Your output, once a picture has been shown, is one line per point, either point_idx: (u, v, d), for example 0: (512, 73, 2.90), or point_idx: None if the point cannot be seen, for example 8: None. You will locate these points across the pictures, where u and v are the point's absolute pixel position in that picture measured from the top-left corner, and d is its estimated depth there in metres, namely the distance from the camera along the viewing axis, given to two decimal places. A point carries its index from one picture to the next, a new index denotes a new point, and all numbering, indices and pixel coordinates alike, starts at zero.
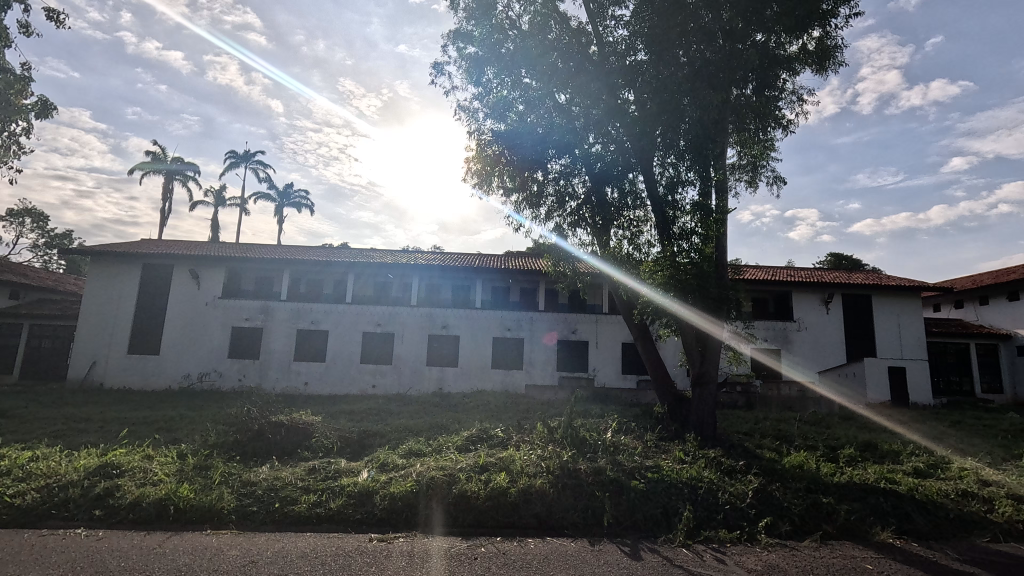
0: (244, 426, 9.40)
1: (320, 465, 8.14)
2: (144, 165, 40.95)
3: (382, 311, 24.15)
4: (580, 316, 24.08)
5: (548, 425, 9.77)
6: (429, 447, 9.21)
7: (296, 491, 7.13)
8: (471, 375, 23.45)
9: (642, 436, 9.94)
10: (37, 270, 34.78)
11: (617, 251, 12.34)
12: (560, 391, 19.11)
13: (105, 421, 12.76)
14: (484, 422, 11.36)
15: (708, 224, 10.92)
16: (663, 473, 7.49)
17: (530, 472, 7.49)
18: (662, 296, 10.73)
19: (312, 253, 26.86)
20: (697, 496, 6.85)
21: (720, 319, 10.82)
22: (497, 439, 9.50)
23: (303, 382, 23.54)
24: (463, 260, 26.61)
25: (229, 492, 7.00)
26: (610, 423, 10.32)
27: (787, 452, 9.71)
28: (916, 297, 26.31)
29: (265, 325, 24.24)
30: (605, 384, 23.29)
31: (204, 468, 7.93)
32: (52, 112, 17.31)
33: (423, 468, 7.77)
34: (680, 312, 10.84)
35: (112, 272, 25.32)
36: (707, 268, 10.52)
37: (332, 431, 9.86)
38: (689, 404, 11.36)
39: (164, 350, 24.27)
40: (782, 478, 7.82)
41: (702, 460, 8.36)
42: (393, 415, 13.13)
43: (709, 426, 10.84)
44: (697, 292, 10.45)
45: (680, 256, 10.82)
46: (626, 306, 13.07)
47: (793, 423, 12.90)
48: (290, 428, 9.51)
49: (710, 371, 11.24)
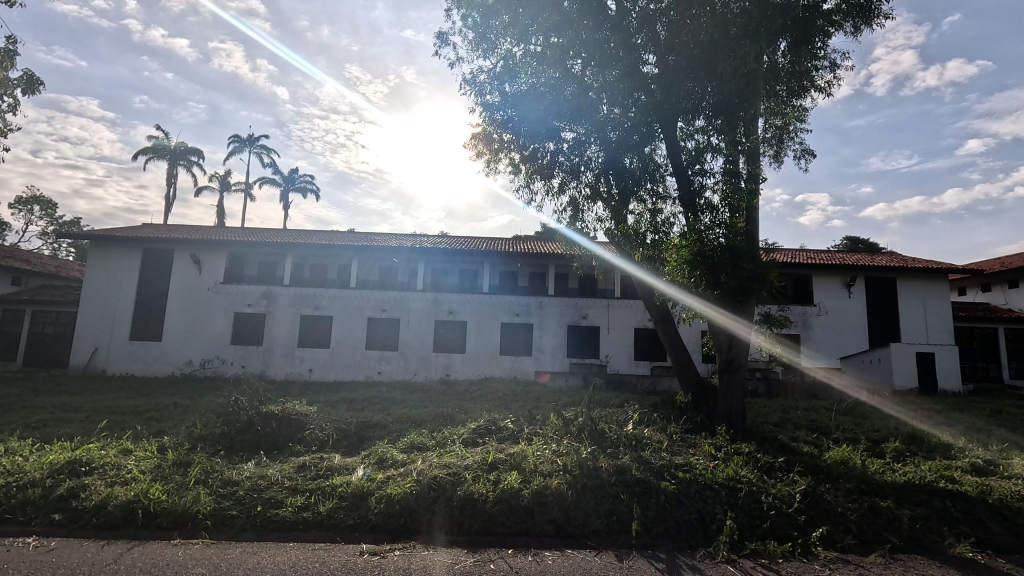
0: (232, 417, 8.65)
1: (311, 461, 7.35)
2: (148, 149, 40.33)
3: (387, 297, 23.36)
4: (591, 301, 23.13)
5: (562, 416, 8.90)
6: (433, 440, 8.39)
7: (282, 491, 6.35)
8: (478, 361, 22.65)
9: (666, 428, 9.08)
10: (41, 256, 34.46)
11: (638, 229, 11.40)
12: (571, 377, 18.28)
13: (97, 409, 12.17)
14: (493, 412, 10.53)
15: (742, 196, 10.00)
16: (696, 472, 6.61)
17: (545, 470, 6.64)
18: (690, 276, 9.89)
19: (315, 237, 26.07)
20: (739, 500, 5.98)
21: (752, 301, 9.95)
22: (508, 432, 8.67)
23: (307, 369, 22.90)
24: (470, 244, 25.71)
25: (207, 494, 6.24)
26: (629, 415, 9.41)
27: (827, 446, 8.76)
28: (944, 280, 25.07)
29: (269, 310, 23.57)
30: (618, 371, 22.41)
31: (183, 464, 7.19)
32: (38, 87, 16.46)
33: (427, 464, 6.99)
34: (707, 294, 9.94)
35: (112, 257, 24.74)
36: (740, 246, 9.64)
37: (329, 423, 9.10)
38: (715, 393, 10.42)
39: (166, 336, 23.72)
40: (829, 478, 6.92)
41: (736, 456, 7.46)
42: (397, 405, 12.39)
43: (739, 416, 9.87)
44: (729, 270, 9.65)
45: (709, 232, 9.93)
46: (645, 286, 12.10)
47: (825, 413, 11.93)
48: (283, 420, 8.75)
49: (740, 356, 10.27)
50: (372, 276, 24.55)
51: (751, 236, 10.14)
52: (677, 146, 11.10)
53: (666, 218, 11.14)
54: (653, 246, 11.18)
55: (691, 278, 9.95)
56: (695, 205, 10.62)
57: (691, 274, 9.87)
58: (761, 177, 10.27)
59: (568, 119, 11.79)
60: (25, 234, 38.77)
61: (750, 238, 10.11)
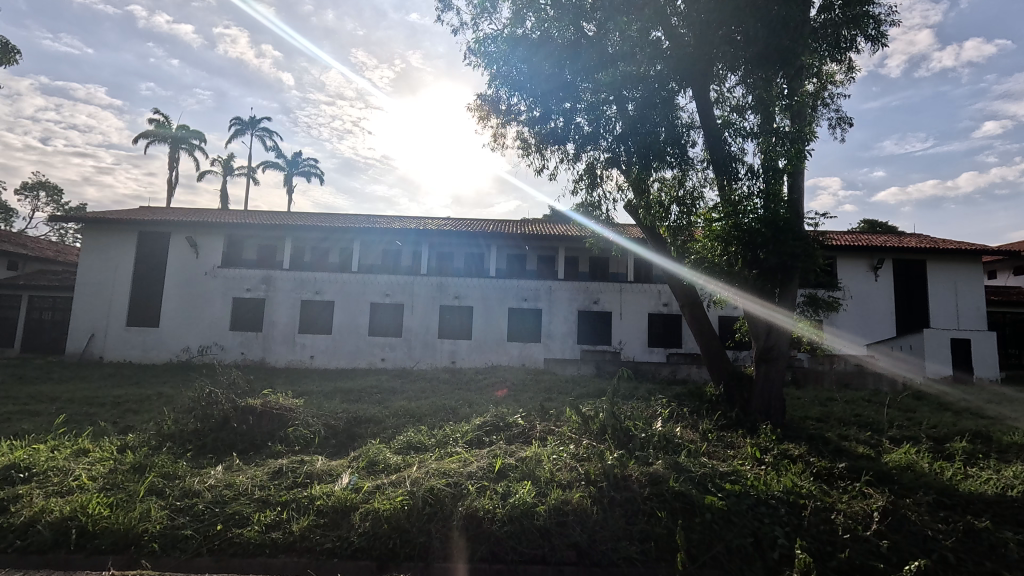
0: (206, 412, 7.68)
1: (290, 465, 6.31)
2: (148, 132, 39.29)
3: (389, 281, 22.28)
4: (602, 285, 21.90)
5: (580, 411, 7.78)
6: (435, 440, 7.33)
7: (250, 504, 5.33)
8: (486, 347, 21.63)
9: (699, 426, 7.95)
10: (39, 241, 33.77)
11: (663, 199, 10.01)
12: (583, 365, 17.17)
13: (75, 401, 11.30)
14: (501, 406, 9.45)
15: (786, 158, 8.70)
16: (746, 480, 5.53)
17: (564, 480, 5.54)
18: (722, 253, 8.77)
19: (315, 219, 25.04)
20: (803, 521, 4.88)
21: (794, 280, 8.73)
22: (518, 430, 7.59)
23: (308, 356, 22.01)
24: (475, 225, 24.57)
25: (160, 508, 5.23)
26: (658, 410, 8.29)
27: (885, 447, 7.60)
28: (977, 263, 23.52)
29: (267, 295, 22.63)
30: (632, 358, 21.28)
31: (141, 469, 6.18)
32: (14, 57, 15.38)
33: (423, 469, 5.95)
34: (745, 273, 8.64)
35: (106, 240, 23.86)
36: (782, 217, 8.45)
37: (317, 418, 8.11)
38: (751, 383, 9.19)
39: (163, 322, 22.90)
40: (904, 489, 5.78)
41: (788, 461, 6.34)
42: (397, 396, 11.36)
43: (778, 408, 8.76)
44: (771, 246, 8.51)
45: (746, 203, 8.75)
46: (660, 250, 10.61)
47: (868, 405, 10.73)
48: (263, 415, 7.76)
49: (781, 345, 9.03)
50: (374, 260, 23.56)
51: (794, 204, 8.87)
52: (709, 103, 9.68)
53: (694, 188, 9.85)
54: (680, 220, 9.98)
55: (725, 256, 8.78)
56: (729, 172, 9.29)
57: (725, 252, 8.71)
58: (808, 135, 8.91)
59: (586, 73, 10.07)
60: (31, 220, 38.42)
61: (794, 207, 8.84)
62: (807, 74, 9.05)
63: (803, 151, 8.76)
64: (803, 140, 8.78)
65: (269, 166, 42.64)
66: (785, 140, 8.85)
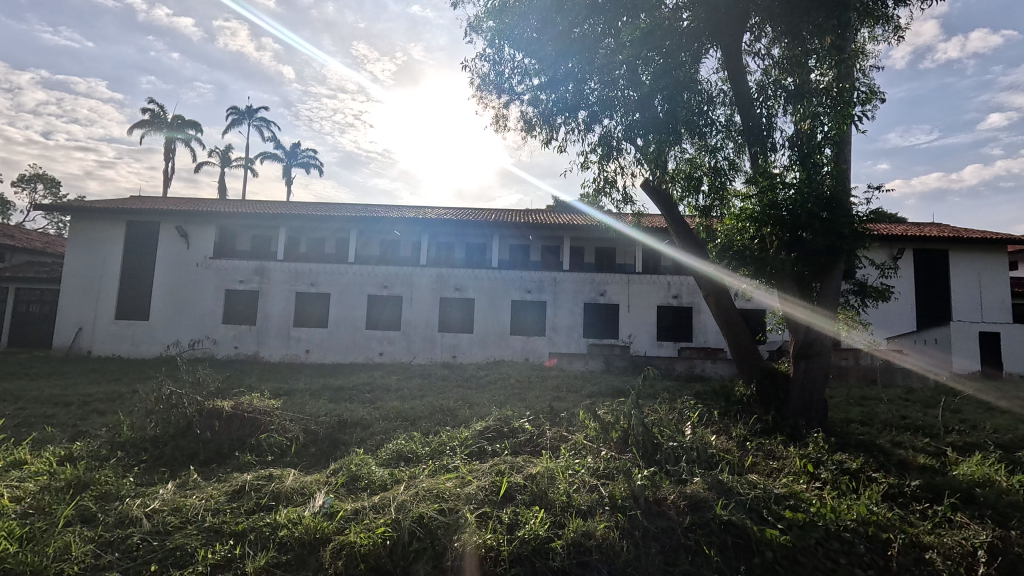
0: (169, 417, 6.68)
1: (255, 482, 5.29)
2: (143, 123, 38.20)
3: (387, 272, 21.25)
4: (609, 276, 20.85)
5: (595, 415, 6.77)
6: (430, 449, 6.32)
7: (199, 535, 4.31)
8: (488, 341, 20.61)
9: (733, 433, 6.95)
10: (30, 232, 32.75)
11: (692, 172, 8.95)
12: (592, 361, 16.12)
13: (41, 400, 10.36)
14: (505, 406, 8.45)
15: (830, 122, 7.41)
16: (809, 504, 4.53)
17: (584, 505, 4.51)
18: (752, 233, 7.92)
19: (311, 208, 23.97)
20: (890, 561, 3.90)
21: (838, 266, 7.73)
22: (526, 437, 6.57)
23: (304, 351, 21.00)
24: (476, 214, 23.50)
25: (85, 541, 4.23)
26: (687, 414, 7.23)
27: (949, 456, 6.58)
28: (1004, 253, 22.34)
29: (261, 287, 21.63)
30: (641, 352, 20.23)
31: (77, 487, 5.17)
32: None
33: (413, 490, 4.91)
34: (781, 257, 7.73)
35: (93, 230, 22.82)
36: (827, 190, 7.47)
37: (296, 422, 7.12)
38: (788, 382, 8.03)
39: (153, 315, 21.93)
40: (996, 514, 4.76)
41: (848, 477, 5.34)
42: (391, 395, 10.35)
43: (818, 407, 7.70)
44: (816, 226, 7.44)
45: (781, 176, 7.73)
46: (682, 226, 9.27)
47: (910, 405, 9.67)
48: (233, 419, 6.77)
49: (824, 339, 7.83)
50: (371, 250, 22.58)
51: (841, 177, 7.75)
52: (741, 64, 8.49)
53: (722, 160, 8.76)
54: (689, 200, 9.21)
55: (757, 238, 7.91)
56: (763, 143, 8.07)
57: (758, 231, 7.79)
58: (859, 92, 7.47)
59: (603, 29, 8.73)
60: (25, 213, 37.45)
61: (841, 180, 7.73)
62: (864, 28, 7.78)
63: (853, 113, 7.38)
64: (853, 97, 7.34)
65: (269, 157, 41.61)
66: (829, 100, 7.51)
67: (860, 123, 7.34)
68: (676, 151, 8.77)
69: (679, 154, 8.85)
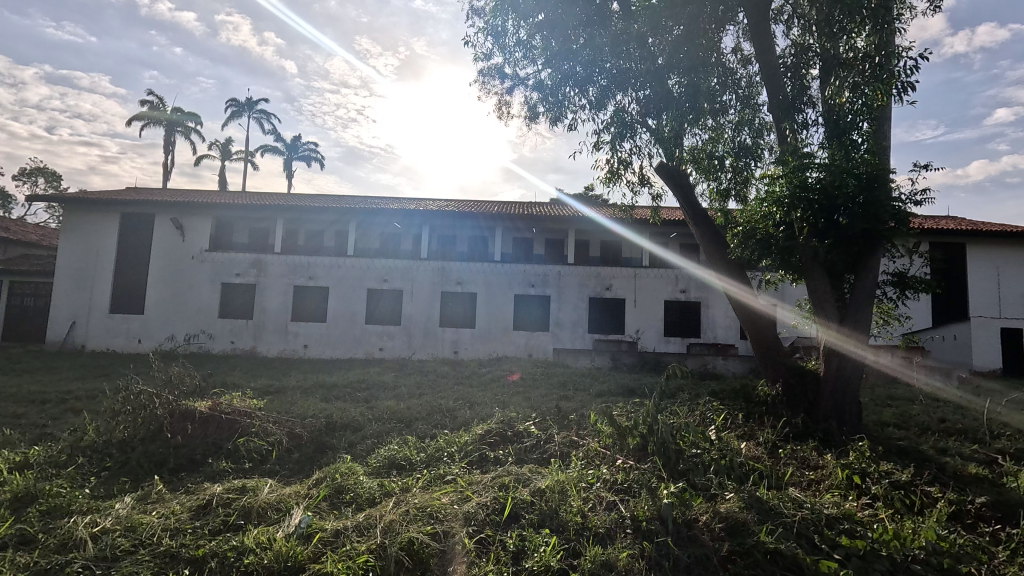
0: (140, 420, 6.04)
1: (224, 495, 4.63)
2: (142, 115, 37.53)
3: (387, 265, 20.60)
4: (615, 270, 20.14)
5: (606, 420, 6.11)
6: (425, 456, 5.67)
7: (149, 563, 3.66)
8: (490, 337, 19.96)
9: (761, 438, 6.30)
10: (26, 225, 32.21)
11: (717, 151, 8.13)
12: (598, 357, 15.44)
13: (15, 397, 9.75)
14: (507, 407, 7.80)
15: (870, 95, 6.65)
16: (865, 528, 3.88)
17: (603, 529, 3.84)
18: (778, 219, 7.22)
19: (309, 200, 23.33)
20: None
21: (875, 255, 7.04)
22: (532, 442, 5.93)
23: (302, 346, 20.41)
24: (479, 206, 22.81)
25: (15, 570, 3.59)
26: (711, 416, 6.56)
27: (1002, 466, 5.90)
28: None
29: (257, 281, 21.02)
30: (648, 348, 19.53)
31: (20, 502, 4.53)
32: None
33: (403, 508, 4.24)
34: (812, 244, 7.05)
35: (86, 221, 22.17)
36: (867, 170, 6.72)
37: (280, 425, 6.49)
38: (821, 382, 7.27)
39: (148, 309, 21.35)
40: None
41: (901, 493, 4.68)
42: (386, 393, 9.73)
43: (851, 410, 7.02)
44: (853, 208, 6.77)
45: (811, 155, 7.03)
46: (698, 212, 8.51)
47: (944, 407, 8.97)
48: (210, 422, 6.16)
49: (860, 335, 7.09)
50: (370, 243, 21.91)
51: (882, 154, 6.98)
52: (770, 34, 7.69)
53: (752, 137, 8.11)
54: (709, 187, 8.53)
55: (785, 224, 7.19)
56: (793, 118, 7.35)
57: (786, 217, 7.10)
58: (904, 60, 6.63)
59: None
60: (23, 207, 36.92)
61: (882, 157, 6.98)
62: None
63: (896, 85, 6.61)
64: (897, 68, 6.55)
65: (269, 150, 40.89)
66: (869, 71, 6.73)
67: (903, 96, 6.58)
68: (698, 129, 8.04)
69: (701, 133, 8.10)
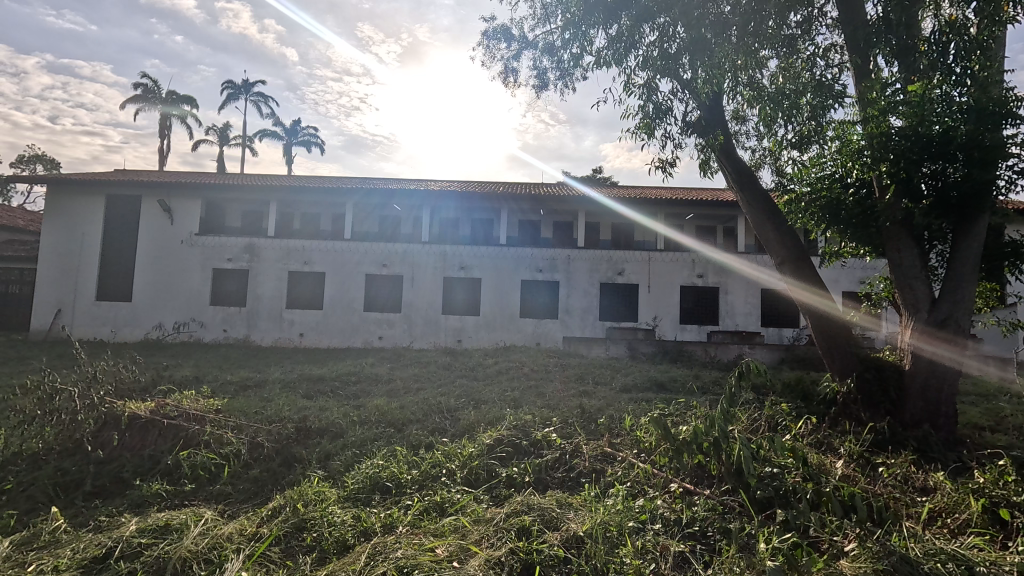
0: (58, 430, 4.75)
1: (136, 540, 3.34)
2: (138, 99, 36.11)
3: (386, 248, 19.26)
4: (628, 254, 18.69)
5: (646, 430, 4.78)
6: (419, 475, 4.39)
7: None
8: (496, 325, 18.66)
9: (845, 450, 4.93)
10: (14, 211, 31.08)
11: (786, 88, 6.70)
12: (614, 347, 14.12)
13: None
14: (519, 407, 6.48)
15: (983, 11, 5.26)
16: None
17: None
18: (849, 178, 6.04)
19: (305, 180, 22.00)
20: None
21: (981, 218, 5.57)
22: (555, 455, 4.62)
23: (297, 335, 19.15)
24: (483, 187, 21.41)
25: None
26: (779, 421, 5.19)
27: None
28: None
29: (250, 266, 19.73)
30: (664, 337, 18.16)
31: None
32: None
33: (378, 567, 2.93)
34: (899, 206, 5.64)
35: (67, 202, 20.69)
36: (978, 106, 5.14)
37: (240, 432, 5.22)
38: (906, 378, 5.86)
39: (135, 296, 20.07)
40: None
41: None
42: (379, 388, 8.45)
43: (947, 411, 5.65)
44: (958, 157, 5.26)
45: (897, 93, 5.53)
46: (745, 170, 6.95)
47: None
48: (148, 429, 4.92)
49: (961, 320, 5.66)
50: (370, 226, 20.71)
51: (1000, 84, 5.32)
52: None
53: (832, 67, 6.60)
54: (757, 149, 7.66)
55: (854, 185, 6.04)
56: (879, 41, 5.75)
57: (858, 175, 5.91)
58: None
59: None
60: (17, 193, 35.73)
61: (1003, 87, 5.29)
62: None
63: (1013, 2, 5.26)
64: None
65: (269, 135, 39.38)
66: None
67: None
68: (762, 64, 6.77)
69: (762, 71, 6.86)
